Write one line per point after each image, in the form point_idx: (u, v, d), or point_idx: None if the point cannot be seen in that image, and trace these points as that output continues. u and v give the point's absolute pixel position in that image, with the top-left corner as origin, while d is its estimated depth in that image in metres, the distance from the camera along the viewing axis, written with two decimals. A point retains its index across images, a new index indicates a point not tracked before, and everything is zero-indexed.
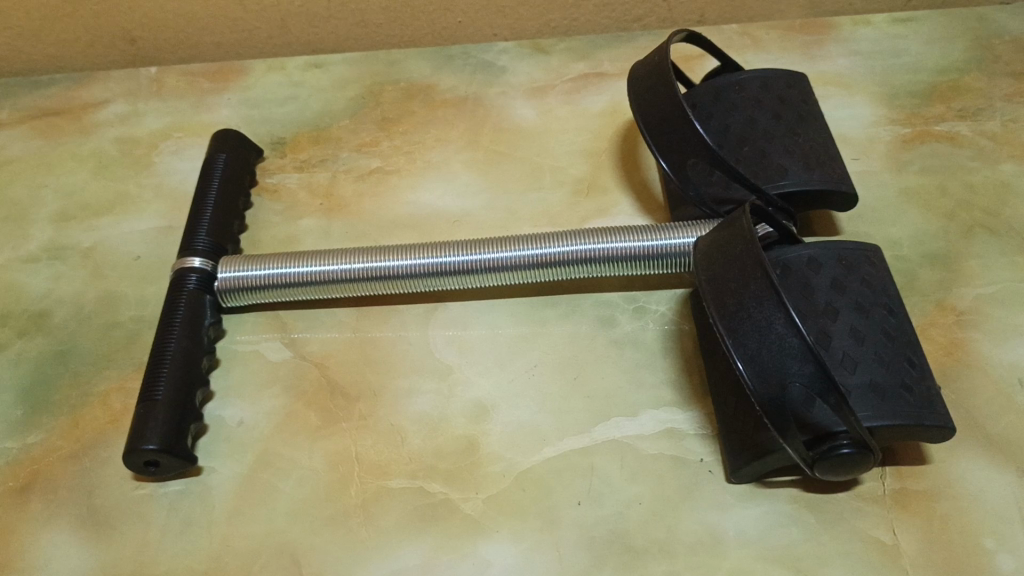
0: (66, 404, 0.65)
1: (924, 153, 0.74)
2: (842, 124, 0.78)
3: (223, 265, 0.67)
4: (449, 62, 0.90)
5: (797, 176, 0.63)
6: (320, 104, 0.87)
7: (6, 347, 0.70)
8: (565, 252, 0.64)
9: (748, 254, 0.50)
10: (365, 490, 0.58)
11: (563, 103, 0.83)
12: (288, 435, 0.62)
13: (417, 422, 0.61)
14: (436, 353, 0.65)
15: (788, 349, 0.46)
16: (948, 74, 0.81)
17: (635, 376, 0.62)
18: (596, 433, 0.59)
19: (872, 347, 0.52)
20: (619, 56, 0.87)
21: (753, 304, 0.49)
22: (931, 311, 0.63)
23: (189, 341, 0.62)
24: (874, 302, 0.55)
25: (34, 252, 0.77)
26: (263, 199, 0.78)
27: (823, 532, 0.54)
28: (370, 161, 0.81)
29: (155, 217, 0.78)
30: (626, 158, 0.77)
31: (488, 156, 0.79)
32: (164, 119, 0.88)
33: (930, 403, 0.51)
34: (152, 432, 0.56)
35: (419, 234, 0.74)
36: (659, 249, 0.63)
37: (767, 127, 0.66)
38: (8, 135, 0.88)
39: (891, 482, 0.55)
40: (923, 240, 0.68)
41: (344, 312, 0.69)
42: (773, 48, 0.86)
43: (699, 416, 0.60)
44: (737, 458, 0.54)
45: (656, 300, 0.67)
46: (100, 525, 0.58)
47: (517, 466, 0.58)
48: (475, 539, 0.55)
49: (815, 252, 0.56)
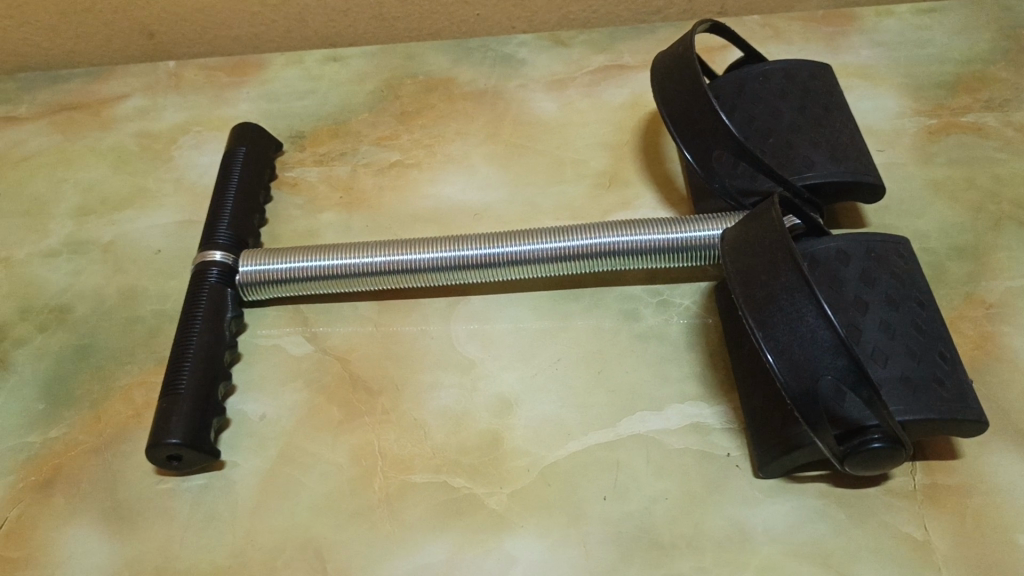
0: (88, 398, 0.65)
1: (950, 144, 0.73)
2: (867, 115, 0.77)
3: (244, 259, 0.67)
4: (468, 55, 0.89)
5: (823, 168, 0.62)
6: (339, 98, 0.87)
7: (27, 342, 0.70)
8: (588, 245, 0.63)
9: (778, 246, 0.50)
10: (388, 484, 0.58)
11: (584, 96, 0.83)
12: (311, 430, 0.61)
13: (439, 417, 0.61)
14: (458, 346, 0.65)
15: (820, 342, 0.45)
16: (974, 64, 0.80)
17: (660, 370, 0.61)
18: (621, 428, 0.59)
19: (903, 341, 0.52)
20: (639, 48, 0.86)
21: (783, 296, 0.48)
22: (960, 304, 0.63)
23: (211, 335, 0.62)
24: (904, 295, 0.54)
25: (54, 247, 0.77)
26: (282, 193, 0.78)
27: (852, 528, 0.53)
28: (391, 155, 0.80)
29: (175, 211, 0.78)
30: (649, 150, 0.77)
31: (508, 149, 0.79)
32: (183, 113, 0.88)
33: (963, 397, 0.50)
34: (176, 426, 0.56)
35: (440, 227, 0.73)
36: (684, 242, 0.62)
37: (791, 119, 0.66)
38: (27, 130, 0.88)
39: (921, 477, 0.54)
40: (952, 232, 0.67)
41: (366, 305, 0.69)
42: (796, 39, 0.85)
43: (726, 410, 0.59)
44: (765, 453, 0.54)
45: (681, 294, 0.66)
46: (123, 520, 0.58)
47: (542, 461, 0.58)
48: (500, 534, 0.55)
49: (843, 244, 0.56)
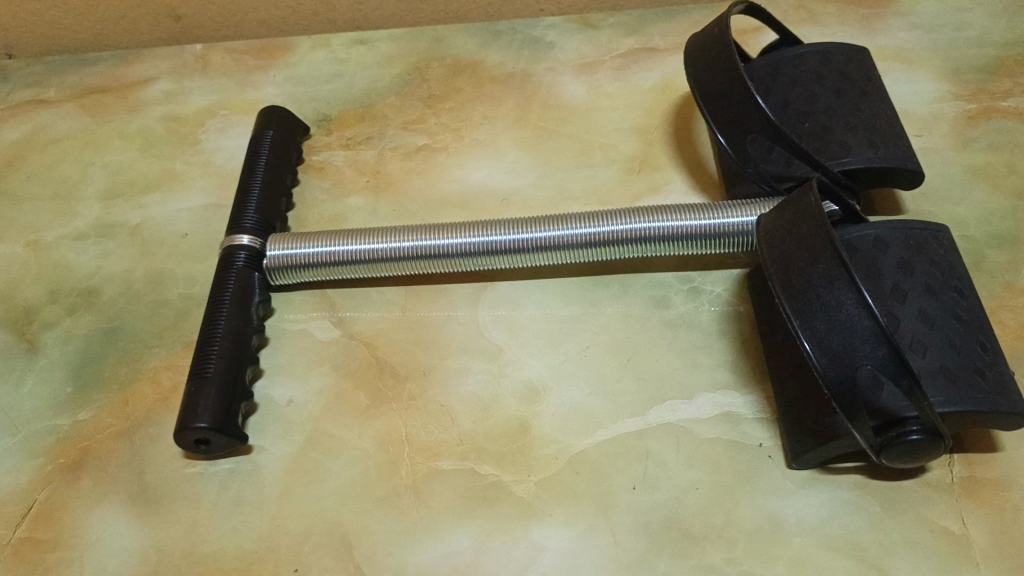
0: (116, 382, 0.65)
1: (990, 130, 0.71)
2: (904, 99, 0.75)
3: (271, 243, 0.66)
4: (497, 38, 0.88)
5: (860, 153, 0.61)
6: (365, 81, 0.86)
7: (56, 325, 0.70)
8: (619, 231, 0.62)
9: (817, 233, 0.48)
10: (415, 471, 0.57)
11: (613, 79, 0.81)
12: (338, 415, 0.61)
13: (467, 403, 0.60)
14: (485, 332, 0.64)
15: (859, 331, 0.44)
16: (1015, 47, 0.78)
17: (690, 358, 0.61)
18: (651, 416, 0.58)
19: (943, 331, 0.50)
20: (669, 30, 0.85)
21: (822, 284, 0.47)
22: (1000, 293, 0.61)
23: (238, 319, 0.62)
24: (944, 284, 0.53)
25: (83, 230, 0.77)
26: (309, 176, 0.77)
27: (888, 521, 0.52)
28: (417, 139, 0.80)
29: (202, 195, 0.78)
30: (680, 134, 0.75)
31: (537, 134, 0.78)
32: (210, 96, 0.87)
33: (1004, 388, 0.49)
34: (203, 411, 0.55)
35: (467, 213, 0.72)
36: (717, 228, 0.61)
37: (828, 104, 0.64)
38: (55, 113, 0.88)
39: (959, 469, 0.53)
40: (991, 220, 0.65)
41: (392, 291, 0.68)
42: (831, 22, 0.83)
43: (758, 399, 0.58)
44: (799, 444, 0.53)
45: (712, 281, 0.65)
46: (151, 503, 0.58)
47: (572, 449, 0.57)
48: (529, 522, 0.54)
49: (880, 231, 0.54)
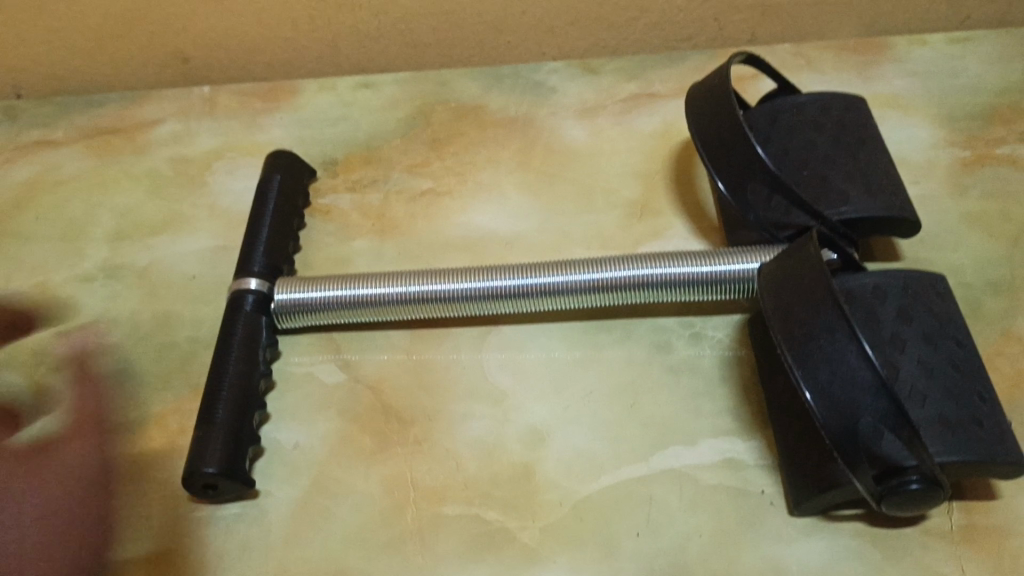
0: (123, 425, 0.66)
1: (985, 177, 0.73)
2: (900, 146, 0.77)
3: (279, 287, 0.67)
4: (500, 82, 0.89)
5: (859, 203, 0.62)
6: (370, 124, 0.88)
7: (64, 367, 0.70)
8: (622, 277, 0.64)
9: (817, 284, 0.50)
10: (420, 516, 0.58)
11: (614, 124, 0.83)
12: (344, 459, 0.62)
13: (472, 447, 0.61)
14: (490, 377, 0.65)
15: (860, 382, 0.45)
16: (1009, 95, 0.80)
17: (693, 403, 0.61)
18: (654, 462, 0.59)
19: (942, 380, 0.51)
20: (669, 75, 0.86)
21: (823, 334, 0.48)
22: (996, 340, 0.62)
23: (245, 363, 0.62)
24: (941, 333, 0.54)
25: (91, 272, 0.78)
26: (315, 219, 0.78)
27: (888, 568, 0.52)
28: (422, 182, 0.81)
29: (210, 237, 0.79)
30: (681, 179, 0.77)
31: (539, 177, 0.79)
32: (217, 139, 0.89)
33: (1002, 438, 0.50)
34: (211, 456, 0.56)
35: (471, 256, 0.74)
36: (719, 275, 0.62)
37: (826, 152, 0.66)
38: (64, 154, 0.89)
39: (959, 516, 0.54)
40: (987, 267, 0.67)
41: (398, 334, 0.69)
42: (827, 68, 0.85)
43: (760, 445, 0.59)
44: (801, 490, 0.53)
45: (713, 326, 0.66)
46: (158, 547, 0.59)
47: (575, 494, 0.58)
48: (534, 569, 0.55)
49: (879, 280, 0.55)
